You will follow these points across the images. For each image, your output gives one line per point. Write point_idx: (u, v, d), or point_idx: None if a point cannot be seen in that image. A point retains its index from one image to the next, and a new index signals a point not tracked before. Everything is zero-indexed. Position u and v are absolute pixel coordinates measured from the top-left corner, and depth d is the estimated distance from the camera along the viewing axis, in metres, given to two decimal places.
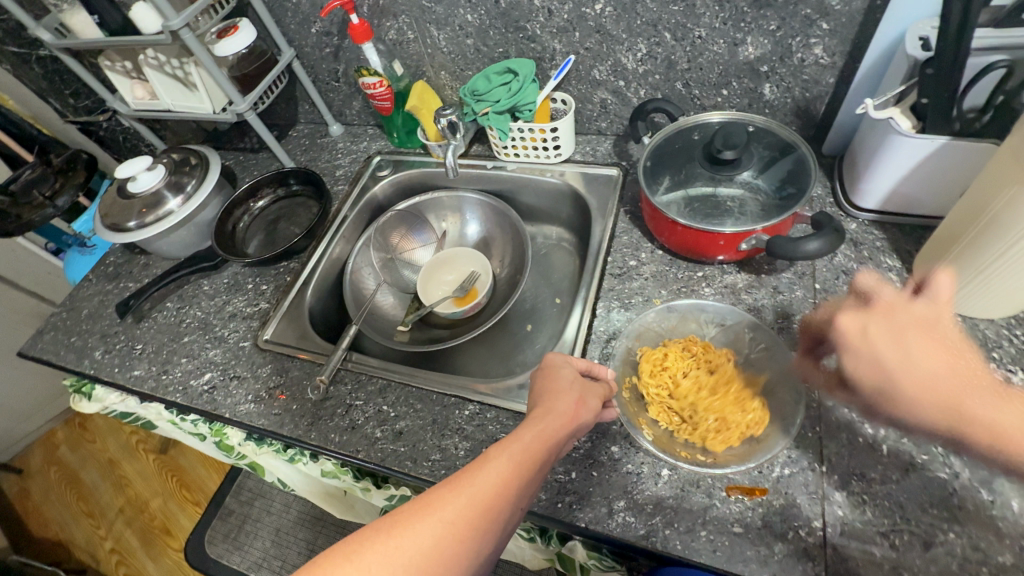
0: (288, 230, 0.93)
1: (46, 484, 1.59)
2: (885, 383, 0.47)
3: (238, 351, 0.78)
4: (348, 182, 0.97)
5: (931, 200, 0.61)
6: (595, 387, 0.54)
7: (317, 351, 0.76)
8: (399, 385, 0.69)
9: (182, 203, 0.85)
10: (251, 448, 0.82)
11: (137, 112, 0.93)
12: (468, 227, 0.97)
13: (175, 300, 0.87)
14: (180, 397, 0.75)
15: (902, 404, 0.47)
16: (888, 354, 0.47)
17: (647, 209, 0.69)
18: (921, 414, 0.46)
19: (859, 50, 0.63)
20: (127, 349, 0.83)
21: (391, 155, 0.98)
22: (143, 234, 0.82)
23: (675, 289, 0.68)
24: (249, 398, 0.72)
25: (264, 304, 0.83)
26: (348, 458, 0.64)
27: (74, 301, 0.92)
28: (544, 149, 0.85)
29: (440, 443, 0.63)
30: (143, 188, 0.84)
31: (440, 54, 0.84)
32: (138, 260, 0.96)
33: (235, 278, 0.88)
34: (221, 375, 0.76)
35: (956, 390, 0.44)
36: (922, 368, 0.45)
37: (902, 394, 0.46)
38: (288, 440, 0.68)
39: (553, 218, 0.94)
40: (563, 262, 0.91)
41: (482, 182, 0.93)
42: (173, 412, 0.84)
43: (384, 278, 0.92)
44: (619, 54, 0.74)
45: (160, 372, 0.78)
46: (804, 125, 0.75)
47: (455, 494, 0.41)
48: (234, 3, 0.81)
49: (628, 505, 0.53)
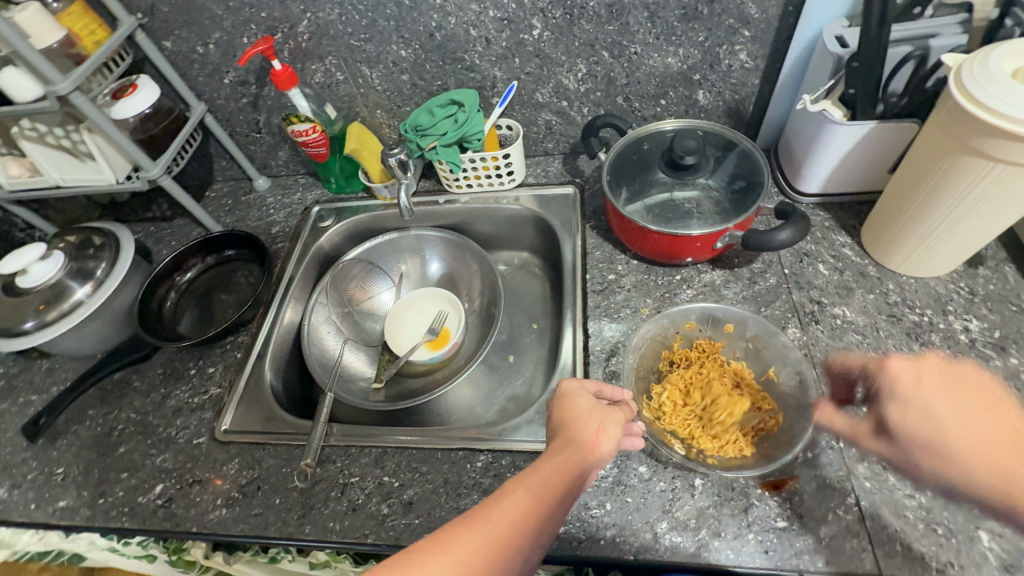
0: (226, 301, 0.83)
1: None
2: (943, 440, 0.49)
3: (192, 450, 0.67)
4: (288, 239, 0.89)
5: (866, 178, 0.67)
6: (616, 413, 0.51)
7: (290, 432, 0.67)
8: (396, 450, 0.63)
9: (92, 290, 0.73)
10: (220, 559, 0.70)
11: (15, 193, 0.79)
12: (427, 267, 0.93)
13: (98, 405, 0.74)
14: (127, 520, 0.62)
15: (951, 464, 0.49)
16: (940, 409, 0.50)
17: (616, 222, 0.70)
18: (980, 485, 0.48)
19: (778, 53, 0.69)
20: (44, 477, 0.68)
21: (331, 204, 0.92)
22: (45, 335, 0.69)
23: (658, 296, 0.69)
24: (218, 503, 0.62)
25: (214, 389, 0.73)
26: (355, 545, 0.56)
27: None
28: (497, 177, 0.84)
29: (457, 505, 0.57)
30: (37, 281, 0.70)
31: (374, 93, 0.81)
32: (38, 366, 0.80)
33: (172, 365, 0.76)
34: (177, 484, 0.64)
35: (1006, 465, 0.47)
36: (957, 429, 0.49)
37: (957, 448, 0.48)
38: (278, 542, 0.58)
39: (514, 243, 0.92)
40: (533, 286, 0.89)
41: (435, 218, 0.90)
42: (114, 538, 0.69)
43: (347, 334, 0.85)
44: (560, 76, 0.75)
45: (95, 496, 0.65)
46: (736, 124, 0.80)
47: (468, 532, 0.40)
48: (130, 59, 0.72)
49: (672, 525, 0.52)
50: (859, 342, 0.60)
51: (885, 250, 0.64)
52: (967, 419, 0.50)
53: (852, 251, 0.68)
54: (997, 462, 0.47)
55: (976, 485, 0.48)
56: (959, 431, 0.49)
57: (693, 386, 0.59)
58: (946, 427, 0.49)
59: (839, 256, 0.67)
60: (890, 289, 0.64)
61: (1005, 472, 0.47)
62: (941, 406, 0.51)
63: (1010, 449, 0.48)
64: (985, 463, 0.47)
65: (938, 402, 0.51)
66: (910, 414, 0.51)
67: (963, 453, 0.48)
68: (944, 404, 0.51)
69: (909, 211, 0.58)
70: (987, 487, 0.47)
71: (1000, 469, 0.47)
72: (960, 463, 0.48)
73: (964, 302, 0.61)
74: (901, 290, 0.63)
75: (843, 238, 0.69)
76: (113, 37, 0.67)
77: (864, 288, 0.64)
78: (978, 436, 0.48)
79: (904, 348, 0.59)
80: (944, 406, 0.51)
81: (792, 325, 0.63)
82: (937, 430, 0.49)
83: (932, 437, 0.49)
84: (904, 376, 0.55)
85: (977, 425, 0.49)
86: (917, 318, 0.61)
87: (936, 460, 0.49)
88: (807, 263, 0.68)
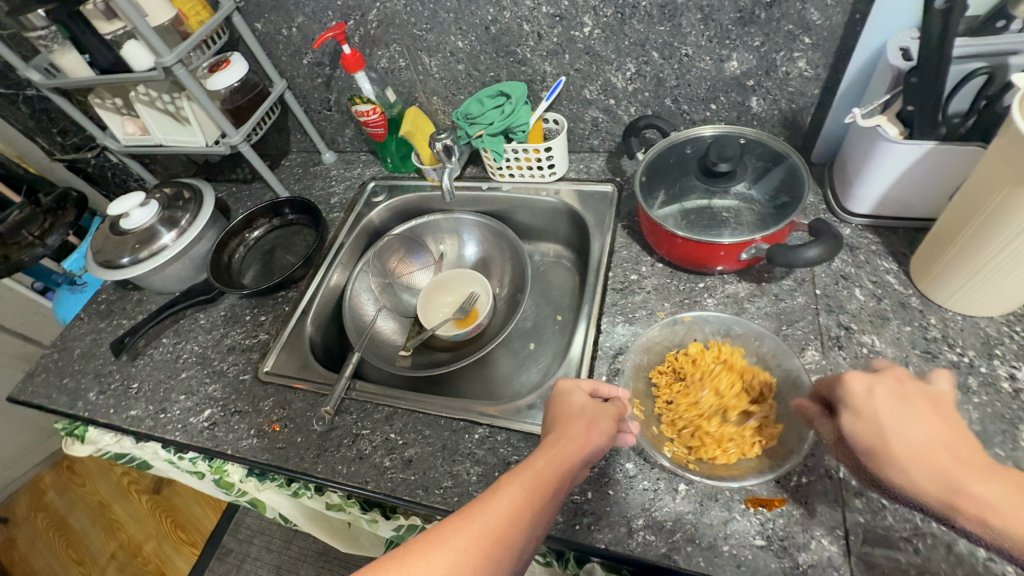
0: (284, 259, 0.92)
1: (33, 533, 1.56)
2: (882, 446, 0.42)
3: (238, 384, 0.76)
4: (344, 209, 0.97)
5: (923, 203, 0.62)
6: (607, 410, 0.53)
7: (320, 381, 0.75)
8: (405, 412, 0.68)
9: (176, 237, 0.84)
10: (252, 484, 0.79)
11: (129, 148, 0.92)
12: (465, 249, 0.97)
13: (171, 335, 0.86)
14: (180, 435, 0.73)
15: (887, 463, 0.41)
16: (890, 422, 0.42)
17: (646, 224, 0.70)
18: (913, 481, 0.40)
19: (841, 63, 0.65)
20: (123, 388, 0.80)
21: (386, 181, 0.99)
22: (137, 271, 0.81)
23: (678, 301, 0.69)
24: (252, 433, 0.70)
25: (263, 335, 0.82)
26: (357, 489, 0.62)
27: (65, 341, 0.90)
28: (539, 169, 0.86)
29: (450, 469, 0.61)
30: (136, 224, 0.83)
31: (432, 81, 0.86)
32: (131, 297, 0.94)
33: (233, 310, 0.87)
34: (221, 411, 0.74)
35: (952, 463, 0.39)
36: (906, 435, 0.41)
37: (898, 458, 0.41)
38: (294, 475, 0.66)
39: (550, 235, 0.94)
40: (563, 279, 0.91)
41: (477, 203, 0.94)
42: (171, 451, 0.80)
43: (384, 303, 0.92)
44: (609, 74, 0.76)
45: (158, 411, 0.76)
46: (792, 135, 0.77)
47: (466, 524, 0.41)
48: (225, 37, 0.82)
49: (647, 523, 0.52)
50: None
51: (930, 283, 0.60)
52: (908, 424, 0.41)
53: (896, 278, 0.64)
54: (942, 465, 0.39)
55: (919, 493, 0.40)
56: (908, 443, 0.40)
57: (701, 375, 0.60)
58: (888, 432, 0.42)
59: (880, 283, 0.64)
60: (932, 324, 0.59)
61: (944, 472, 0.38)
62: (884, 409, 0.43)
63: (974, 472, 0.38)
64: (917, 462, 0.40)
65: (895, 420, 0.42)
66: (857, 420, 0.44)
67: (896, 454, 0.41)
68: (898, 413, 0.42)
69: (957, 244, 0.54)
70: (924, 492, 0.39)
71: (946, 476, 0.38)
72: (904, 471, 0.40)
73: (1015, 348, 0.56)
74: (943, 326, 0.59)
75: (888, 265, 0.65)
76: (213, 17, 0.76)
77: (902, 319, 0.60)
78: (927, 439, 0.40)
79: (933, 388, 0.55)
80: (912, 429, 0.41)
81: (812, 348, 0.61)
82: (870, 423, 0.43)
83: (873, 446, 0.42)
84: (860, 391, 0.45)
85: (923, 428, 0.41)
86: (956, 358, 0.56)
87: (874, 462, 0.42)
88: (843, 287, 0.64)
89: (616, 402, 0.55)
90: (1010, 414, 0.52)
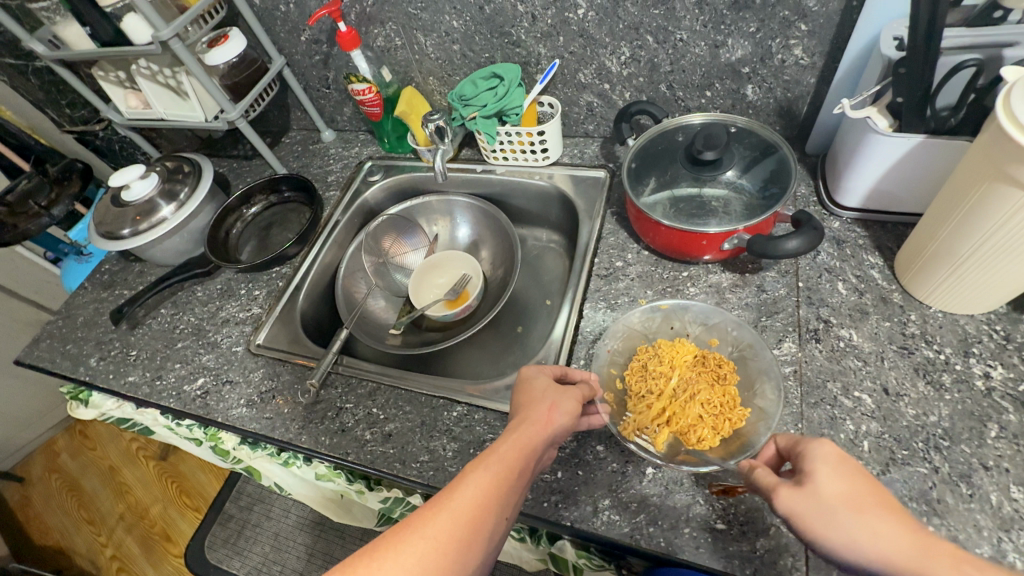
0: (281, 236, 0.94)
1: (48, 491, 1.64)
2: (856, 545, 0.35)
3: (230, 356, 0.79)
4: (340, 188, 0.98)
5: (911, 197, 0.61)
6: (571, 391, 0.55)
7: (309, 355, 0.77)
8: (388, 388, 0.70)
9: (175, 210, 0.86)
10: (246, 452, 0.82)
11: (132, 122, 0.94)
12: (459, 231, 0.98)
13: (170, 306, 0.88)
14: (174, 401, 0.76)
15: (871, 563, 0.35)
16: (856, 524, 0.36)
17: (632, 211, 0.70)
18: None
19: (837, 52, 0.64)
20: (122, 355, 0.83)
21: (382, 161, 1.00)
22: (136, 242, 0.83)
23: (660, 289, 0.69)
24: (241, 403, 0.73)
25: (256, 309, 0.84)
26: (338, 460, 0.65)
27: (70, 309, 0.93)
28: (532, 153, 0.86)
29: (428, 445, 0.63)
30: (136, 197, 0.85)
31: (428, 61, 0.86)
32: (133, 268, 0.97)
33: (229, 283, 0.89)
34: (214, 380, 0.76)
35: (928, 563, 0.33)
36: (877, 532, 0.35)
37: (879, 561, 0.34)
38: (280, 444, 0.68)
39: (542, 220, 0.94)
40: (554, 264, 0.92)
41: (471, 185, 0.94)
42: (169, 418, 0.84)
43: (376, 283, 0.93)
44: (603, 57, 0.75)
45: (154, 378, 0.79)
46: (787, 125, 0.76)
47: (435, 513, 0.42)
48: (223, 13, 0.82)
49: (613, 504, 0.54)
50: (858, 368, 0.57)
51: (913, 279, 0.59)
52: (875, 528, 0.36)
53: (880, 274, 0.63)
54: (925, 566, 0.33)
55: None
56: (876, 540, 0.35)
57: (677, 367, 0.60)
58: (851, 492, 0.38)
59: (864, 277, 0.63)
60: (911, 320, 0.59)
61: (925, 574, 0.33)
62: (848, 508, 0.37)
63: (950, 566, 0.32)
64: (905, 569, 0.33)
65: (822, 476, 0.39)
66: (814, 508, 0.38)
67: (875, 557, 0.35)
68: (851, 510, 0.37)
69: (938, 240, 0.53)
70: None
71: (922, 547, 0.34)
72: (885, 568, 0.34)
73: (993, 347, 0.55)
74: (923, 323, 0.59)
75: (874, 259, 0.64)
76: None
77: (881, 314, 0.60)
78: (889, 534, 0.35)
79: (907, 383, 0.55)
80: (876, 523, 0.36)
81: (790, 340, 0.61)
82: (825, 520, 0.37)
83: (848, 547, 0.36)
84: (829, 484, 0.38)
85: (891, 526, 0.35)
86: (932, 355, 0.56)
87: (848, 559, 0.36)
88: (826, 280, 0.64)
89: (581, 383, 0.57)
90: (980, 412, 0.52)
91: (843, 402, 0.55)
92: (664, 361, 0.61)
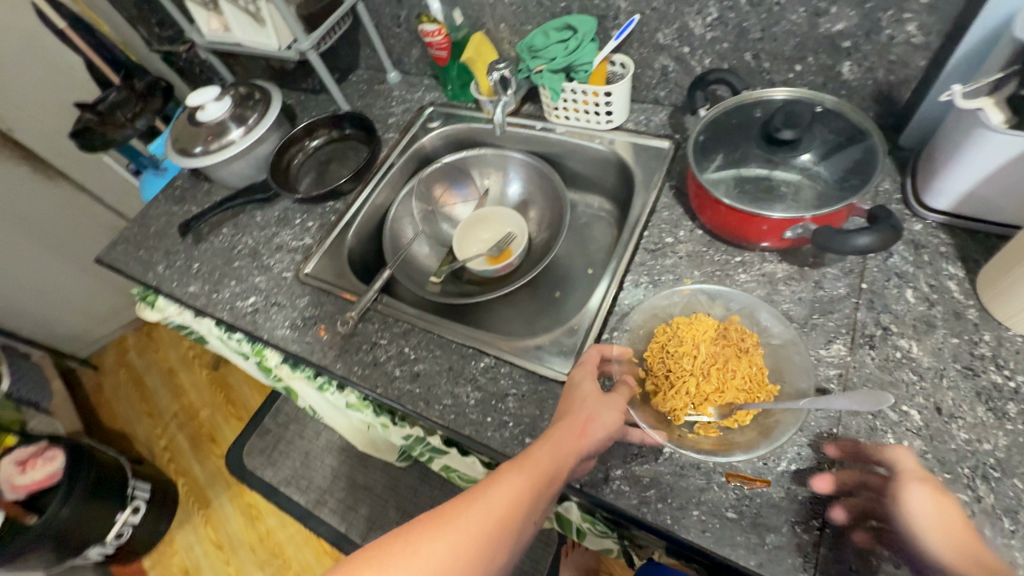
0: (338, 172, 0.96)
1: (116, 381, 1.83)
2: (946, 538, 0.39)
3: (280, 280, 0.83)
4: (399, 131, 0.98)
5: (1012, 206, 0.55)
6: (612, 403, 0.53)
7: (351, 289, 0.79)
8: (422, 330, 0.72)
9: (243, 134, 0.90)
10: (286, 371, 0.88)
11: (212, 45, 0.97)
12: (510, 187, 0.97)
13: (231, 226, 0.93)
14: (227, 314, 0.81)
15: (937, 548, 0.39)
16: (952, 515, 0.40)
17: (692, 186, 0.67)
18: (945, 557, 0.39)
19: (958, 32, 0.57)
20: (186, 266, 0.90)
21: (443, 108, 0.99)
22: (205, 161, 0.88)
23: (709, 271, 0.66)
24: (286, 325, 0.77)
25: (308, 239, 0.87)
26: (368, 391, 0.68)
27: (144, 218, 1.00)
28: (596, 114, 0.83)
29: (453, 389, 0.65)
30: (209, 117, 0.89)
31: (501, 6, 0.83)
32: (201, 187, 1.03)
33: (286, 212, 0.92)
34: (264, 300, 0.81)
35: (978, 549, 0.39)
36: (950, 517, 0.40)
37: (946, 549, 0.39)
38: (317, 368, 0.72)
39: (596, 186, 0.92)
40: (602, 233, 0.90)
41: (529, 143, 0.92)
42: (222, 329, 0.90)
43: (423, 229, 0.95)
44: (687, 17, 0.70)
45: (212, 291, 0.85)
46: (882, 112, 0.69)
47: (467, 508, 0.43)
48: None
49: (625, 475, 0.54)
50: (911, 383, 0.53)
51: (995, 296, 0.54)
52: (941, 517, 0.40)
53: (958, 286, 0.58)
54: (976, 551, 0.38)
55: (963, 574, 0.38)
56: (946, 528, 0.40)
57: (700, 345, 0.57)
58: (944, 523, 0.40)
59: (938, 288, 0.58)
60: (984, 341, 0.54)
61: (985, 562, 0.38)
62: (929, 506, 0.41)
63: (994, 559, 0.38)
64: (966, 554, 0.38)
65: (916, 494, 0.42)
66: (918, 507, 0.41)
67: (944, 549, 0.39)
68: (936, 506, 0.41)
69: None
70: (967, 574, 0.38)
71: (970, 550, 0.39)
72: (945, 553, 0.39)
73: None
74: (997, 345, 0.54)
75: (954, 270, 0.59)
76: None
77: (950, 330, 0.55)
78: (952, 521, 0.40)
79: (963, 406, 0.51)
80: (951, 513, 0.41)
81: (840, 342, 0.57)
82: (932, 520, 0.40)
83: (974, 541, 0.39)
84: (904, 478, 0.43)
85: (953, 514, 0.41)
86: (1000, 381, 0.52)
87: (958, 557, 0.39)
88: (894, 285, 0.59)
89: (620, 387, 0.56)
90: None
91: (889, 414, 0.52)
92: (685, 341, 0.58)
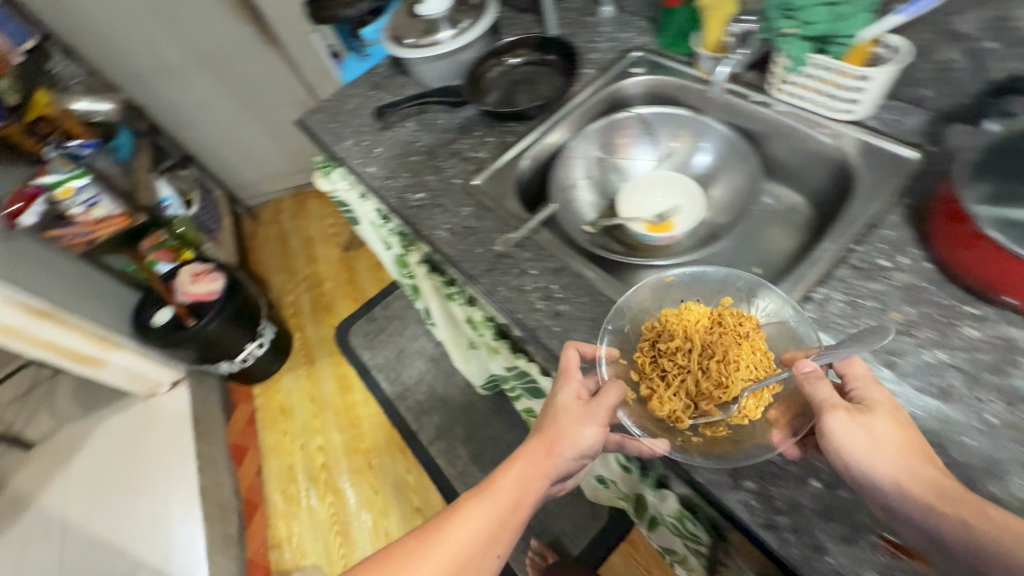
0: (527, 95, 0.94)
1: (268, 234, 2.09)
2: (882, 458, 0.46)
3: (449, 185, 0.86)
4: (598, 68, 0.94)
5: None
6: (577, 415, 0.56)
7: (513, 213, 0.80)
8: (575, 272, 0.70)
9: (452, 36, 0.91)
10: (422, 271, 0.93)
11: None
12: (697, 155, 0.88)
13: (415, 122, 0.97)
14: (395, 202, 0.86)
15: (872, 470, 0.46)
16: (888, 438, 0.47)
17: (944, 211, 0.58)
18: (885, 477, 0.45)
19: None
20: (369, 148, 0.96)
21: (652, 54, 0.92)
22: (412, 54, 0.91)
23: (928, 314, 0.57)
24: (445, 228, 0.80)
25: (483, 154, 0.89)
26: (507, 313, 0.69)
27: (341, 94, 1.08)
28: (835, 99, 0.72)
29: (589, 341, 0.64)
30: (427, 12, 0.92)
31: None
32: (396, 78, 1.08)
33: (467, 122, 0.94)
34: (430, 199, 0.85)
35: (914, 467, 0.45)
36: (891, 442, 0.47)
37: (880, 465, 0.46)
38: (464, 276, 0.75)
39: (796, 181, 0.82)
40: (782, 235, 0.81)
41: (736, 115, 0.84)
42: (380, 215, 0.97)
43: (592, 172, 0.89)
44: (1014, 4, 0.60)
45: (387, 177, 0.90)
46: None
47: (450, 531, 0.52)
48: None
49: (758, 491, 0.53)
50: None
51: None
52: (886, 447, 0.46)
53: None
54: (911, 469, 0.45)
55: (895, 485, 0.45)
56: (886, 455, 0.46)
57: (693, 334, 0.59)
58: (880, 448, 0.46)
59: None
60: None
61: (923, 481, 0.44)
62: (868, 439, 0.47)
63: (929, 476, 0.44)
64: (906, 474, 0.45)
65: (857, 429, 0.47)
66: (857, 438, 0.47)
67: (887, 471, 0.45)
68: (883, 435, 0.47)
69: None
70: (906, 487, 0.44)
71: (914, 472, 0.45)
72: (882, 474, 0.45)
73: None
74: None
75: None
76: None
77: None
78: (892, 444, 0.46)
79: None
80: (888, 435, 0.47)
81: None
82: (866, 445, 0.46)
83: (910, 463, 0.46)
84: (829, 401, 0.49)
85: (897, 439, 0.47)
86: None
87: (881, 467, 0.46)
88: None
89: (603, 392, 0.56)
90: None
91: None
92: (677, 327, 0.60)
